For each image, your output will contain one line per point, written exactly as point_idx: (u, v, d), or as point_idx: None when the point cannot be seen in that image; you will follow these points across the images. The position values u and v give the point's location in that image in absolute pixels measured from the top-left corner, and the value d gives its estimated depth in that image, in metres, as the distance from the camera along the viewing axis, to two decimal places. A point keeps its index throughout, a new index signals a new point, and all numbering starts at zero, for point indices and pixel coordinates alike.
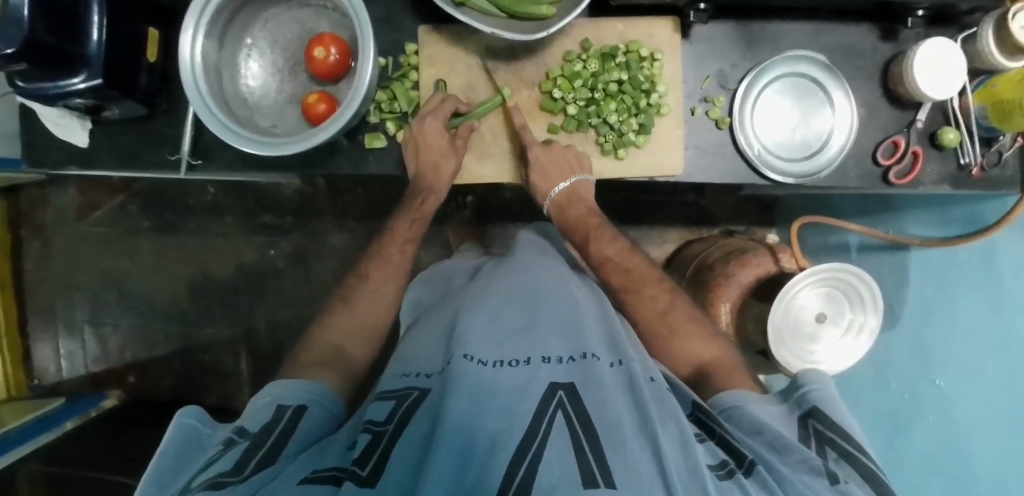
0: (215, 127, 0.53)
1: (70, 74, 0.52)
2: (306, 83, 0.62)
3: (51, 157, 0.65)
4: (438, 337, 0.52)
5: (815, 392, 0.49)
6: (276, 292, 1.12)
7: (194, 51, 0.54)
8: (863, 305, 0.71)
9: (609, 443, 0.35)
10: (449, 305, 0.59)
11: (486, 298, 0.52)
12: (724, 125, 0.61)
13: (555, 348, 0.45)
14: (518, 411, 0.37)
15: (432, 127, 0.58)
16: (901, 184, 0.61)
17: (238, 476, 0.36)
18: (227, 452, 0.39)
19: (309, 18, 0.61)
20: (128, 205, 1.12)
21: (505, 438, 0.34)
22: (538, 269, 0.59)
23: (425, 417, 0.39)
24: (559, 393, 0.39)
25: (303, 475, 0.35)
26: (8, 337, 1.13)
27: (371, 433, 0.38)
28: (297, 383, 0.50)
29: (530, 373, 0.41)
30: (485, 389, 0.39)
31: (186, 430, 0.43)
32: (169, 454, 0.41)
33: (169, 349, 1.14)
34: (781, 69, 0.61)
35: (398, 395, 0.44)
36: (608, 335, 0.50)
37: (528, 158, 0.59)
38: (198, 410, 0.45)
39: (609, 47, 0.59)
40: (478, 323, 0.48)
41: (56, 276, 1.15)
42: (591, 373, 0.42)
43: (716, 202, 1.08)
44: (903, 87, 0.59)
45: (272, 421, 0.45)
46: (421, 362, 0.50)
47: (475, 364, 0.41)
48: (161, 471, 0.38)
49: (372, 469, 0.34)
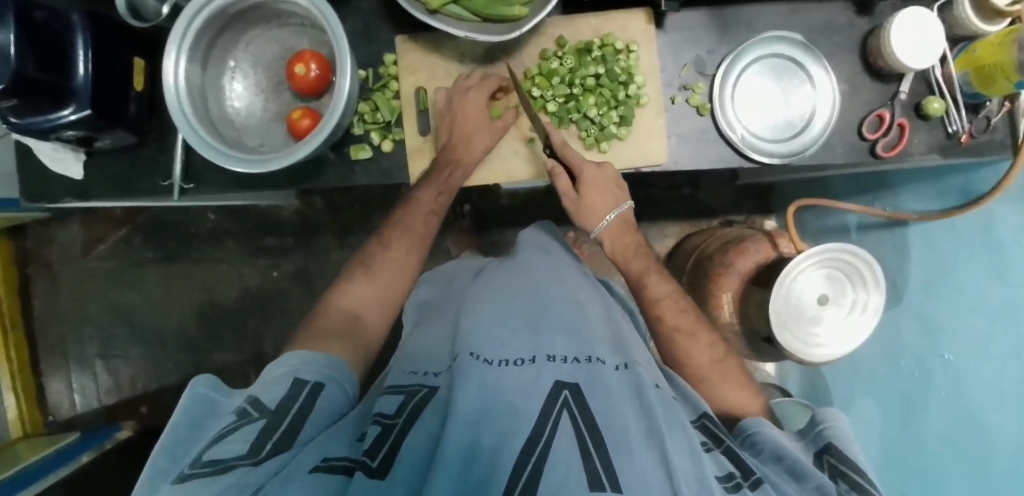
0: (205, 150, 0.54)
1: (60, 106, 0.54)
2: (290, 101, 0.63)
3: (49, 191, 0.67)
4: (443, 337, 0.53)
5: (831, 429, 0.48)
6: (282, 313, 1.13)
7: (178, 77, 0.55)
8: (865, 285, 0.70)
9: (615, 447, 0.35)
10: (453, 306, 0.59)
11: (489, 299, 0.53)
12: (705, 111, 0.60)
13: (561, 347, 0.45)
14: (525, 409, 0.37)
15: (473, 102, 0.59)
16: (889, 156, 0.61)
17: (252, 459, 0.36)
18: (242, 427, 0.40)
19: (289, 37, 0.63)
20: (132, 238, 1.14)
21: (511, 438, 0.34)
22: (540, 268, 0.59)
23: (434, 416, 0.39)
24: (564, 393, 0.39)
25: (315, 463, 0.36)
26: (22, 374, 1.14)
27: (381, 425, 0.38)
28: (316, 356, 0.50)
29: (537, 371, 0.42)
30: (492, 388, 0.39)
31: (199, 399, 0.44)
32: (183, 422, 0.41)
33: (179, 376, 1.15)
34: (758, 51, 0.61)
35: (407, 391, 0.44)
36: (614, 338, 0.50)
37: (581, 175, 0.58)
38: (211, 378, 0.46)
39: (584, 43, 0.59)
40: (483, 323, 0.48)
41: (66, 311, 1.17)
42: (597, 377, 0.42)
43: (714, 194, 1.08)
44: (883, 61, 0.59)
45: (288, 397, 0.45)
46: (428, 361, 0.50)
47: (480, 362, 0.42)
48: (172, 443, 0.39)
49: (382, 461, 0.34)
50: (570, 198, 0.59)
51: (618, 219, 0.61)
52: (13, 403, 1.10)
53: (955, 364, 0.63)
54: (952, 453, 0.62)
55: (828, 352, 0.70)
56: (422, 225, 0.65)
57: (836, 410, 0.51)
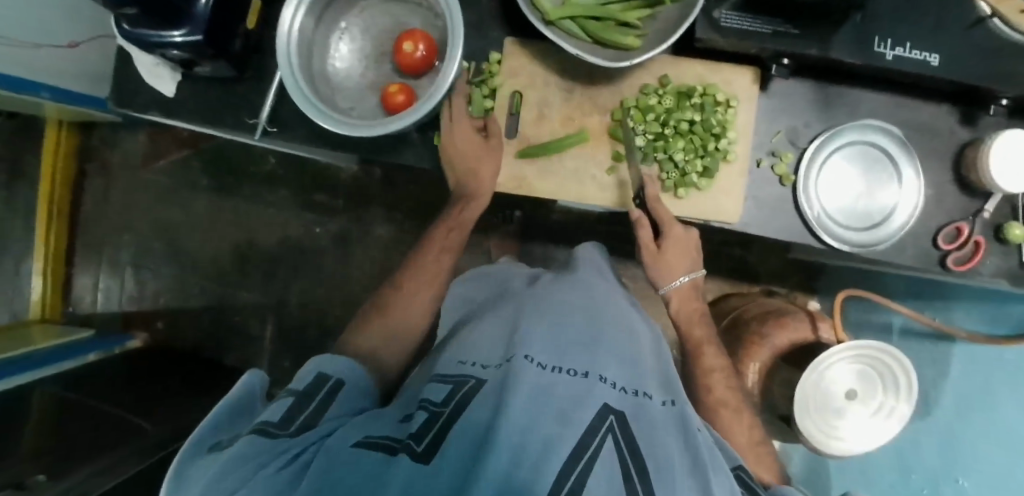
0: (300, 101, 0.55)
1: (173, 27, 0.56)
2: (389, 73, 0.64)
3: (138, 99, 0.69)
4: (495, 333, 0.52)
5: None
6: (313, 269, 1.15)
7: (292, 25, 0.56)
8: (896, 390, 0.70)
9: (659, 480, 0.35)
10: (506, 304, 0.59)
11: (547, 305, 0.52)
12: (788, 181, 0.60)
13: (612, 371, 0.44)
14: (574, 420, 0.36)
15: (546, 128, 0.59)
16: (958, 270, 0.60)
17: (283, 430, 0.38)
18: (274, 405, 0.41)
19: (403, 14, 0.64)
20: (190, 161, 1.17)
21: (558, 444, 0.33)
22: (598, 289, 0.59)
23: (481, 408, 0.38)
24: (610, 417, 0.38)
25: (356, 439, 0.36)
26: (55, 262, 1.17)
27: (430, 413, 0.39)
28: (340, 357, 0.51)
29: (588, 386, 0.40)
30: (545, 393, 0.38)
31: (242, 391, 0.45)
32: (224, 406, 0.43)
33: (200, 303, 1.17)
34: (855, 135, 0.60)
35: (455, 381, 0.44)
36: (661, 374, 0.50)
37: (667, 233, 0.59)
38: (258, 374, 0.48)
39: (686, 87, 0.60)
40: (540, 328, 0.47)
41: (110, 213, 1.20)
42: (644, 410, 0.42)
43: (762, 261, 1.07)
44: (975, 175, 0.58)
45: (313, 385, 0.46)
46: (478, 352, 0.49)
47: (534, 366, 0.41)
48: (213, 425, 0.40)
49: (427, 446, 0.34)
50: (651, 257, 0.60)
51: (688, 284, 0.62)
52: (38, 288, 1.16)
53: None
54: None
55: (849, 448, 0.69)
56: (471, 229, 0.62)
57: None
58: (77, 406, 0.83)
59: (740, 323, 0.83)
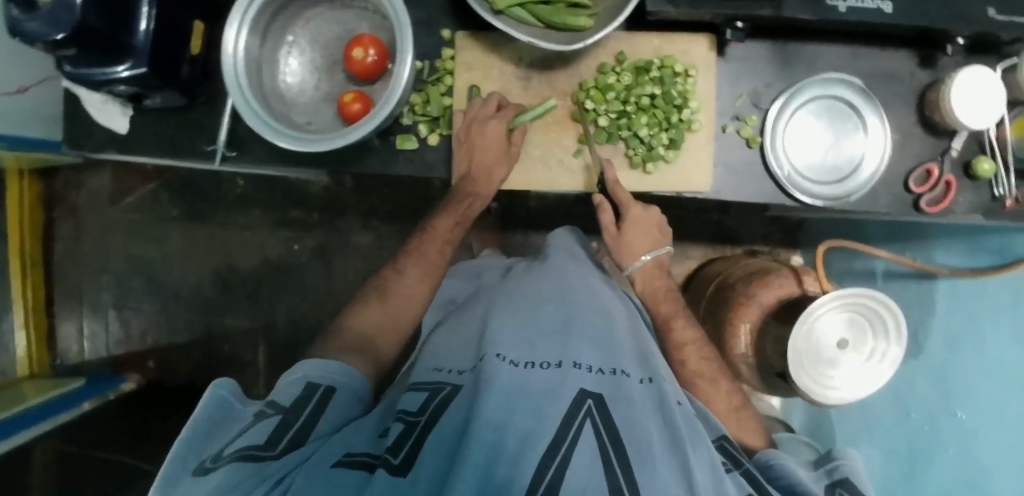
0: (254, 122, 0.54)
1: (116, 62, 0.54)
2: (342, 83, 0.63)
3: (92, 140, 0.67)
4: (469, 335, 0.53)
5: (845, 466, 0.49)
6: (297, 287, 1.14)
7: (237, 46, 0.55)
8: (887, 334, 0.70)
9: (637, 459, 0.35)
10: (480, 302, 0.60)
11: (517, 300, 0.53)
12: (754, 144, 0.60)
13: (587, 355, 0.45)
14: (548, 413, 0.37)
15: (494, 132, 0.58)
16: (932, 212, 0.60)
17: (271, 451, 0.38)
18: (259, 423, 0.42)
19: (350, 20, 0.63)
20: (159, 193, 1.16)
21: (535, 439, 0.34)
22: (571, 273, 0.59)
23: (455, 413, 0.38)
24: (588, 401, 0.38)
25: (337, 458, 0.36)
26: (36, 314, 1.15)
27: (405, 422, 0.39)
28: (331, 362, 0.52)
29: (562, 376, 0.41)
30: (517, 389, 0.38)
31: (218, 401, 0.44)
32: (201, 421, 0.42)
33: (189, 336, 1.16)
34: (817, 90, 0.60)
35: (431, 389, 0.44)
36: (639, 351, 0.51)
37: (626, 214, 0.60)
38: (231, 382, 0.47)
39: (643, 61, 0.59)
40: (510, 325, 0.48)
41: (85, 257, 1.18)
42: (621, 389, 0.42)
43: (741, 222, 1.08)
44: (939, 115, 0.59)
45: (302, 397, 0.46)
46: (451, 359, 0.50)
47: (506, 364, 0.41)
48: (189, 441, 0.39)
49: (404, 458, 0.35)
50: (613, 237, 0.62)
51: (655, 263, 0.64)
52: (22, 344, 1.12)
53: None
54: None
55: (846, 395, 0.69)
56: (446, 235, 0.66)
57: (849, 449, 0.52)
58: (75, 458, 0.81)
59: (727, 287, 0.85)
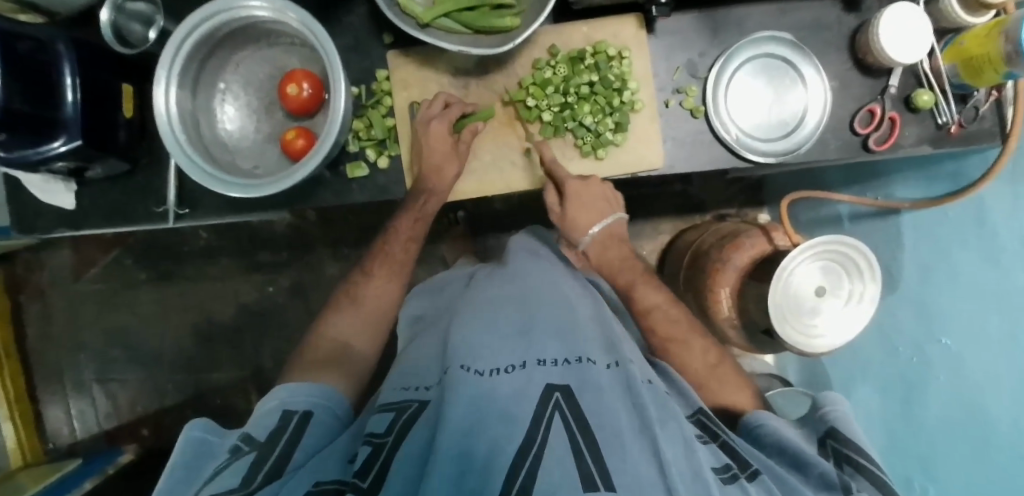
0: (199, 177, 0.53)
1: (49, 139, 0.53)
2: (282, 121, 0.63)
3: (40, 221, 0.66)
4: (437, 352, 0.56)
5: (832, 414, 0.52)
6: (279, 328, 1.13)
7: (168, 104, 0.54)
8: (862, 275, 0.69)
9: (608, 446, 0.37)
10: (445, 319, 0.63)
11: (481, 309, 0.56)
12: (699, 114, 0.61)
13: (551, 351, 0.48)
14: (517, 416, 0.40)
15: (438, 132, 0.58)
16: (882, 150, 0.62)
17: (246, 489, 0.39)
18: (235, 462, 0.42)
19: (279, 57, 0.62)
20: (124, 259, 1.14)
21: (504, 445, 0.36)
22: (530, 275, 0.64)
23: (422, 430, 0.42)
24: (556, 395, 0.42)
25: (307, 488, 0.39)
26: (19, 402, 1.13)
27: (372, 445, 0.42)
28: (303, 385, 0.53)
29: (528, 375, 0.44)
30: (483, 396, 0.42)
31: (195, 441, 0.47)
32: (180, 465, 0.44)
33: (179, 397, 1.14)
34: (750, 51, 0.61)
35: (399, 408, 0.48)
36: (604, 338, 0.53)
37: (565, 190, 0.60)
38: (204, 421, 0.49)
39: (577, 50, 0.60)
40: (475, 334, 0.51)
41: (60, 336, 1.16)
42: (587, 377, 0.45)
43: (705, 188, 1.09)
44: (871, 56, 0.60)
45: (278, 427, 0.47)
46: (419, 376, 0.53)
47: (472, 374, 0.45)
48: (169, 486, 0.42)
49: (372, 480, 0.38)
50: (561, 216, 0.64)
51: (607, 232, 0.66)
52: (10, 433, 1.09)
53: (954, 348, 0.64)
54: (951, 434, 0.64)
55: (829, 343, 0.69)
56: (402, 251, 0.68)
57: (836, 395, 0.55)
58: None
59: (703, 254, 0.87)
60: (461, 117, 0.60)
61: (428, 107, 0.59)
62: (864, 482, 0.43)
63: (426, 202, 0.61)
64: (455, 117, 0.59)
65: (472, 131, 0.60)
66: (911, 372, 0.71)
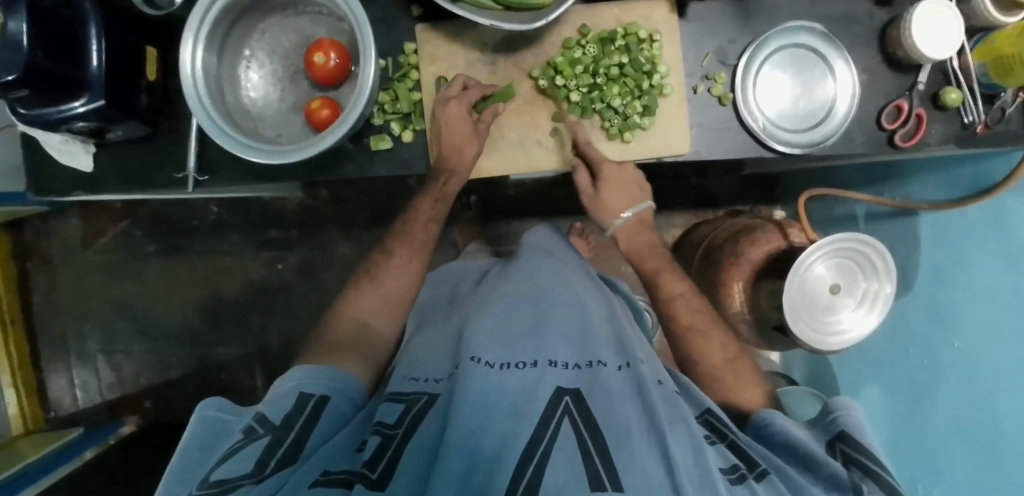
0: (208, 125, 0.52)
1: (71, 98, 0.52)
2: (308, 90, 0.62)
3: (58, 184, 0.65)
4: (450, 345, 0.57)
5: (843, 417, 0.50)
6: (287, 305, 1.12)
7: (194, 64, 0.53)
8: (876, 273, 0.69)
9: (615, 446, 0.38)
10: (460, 311, 0.64)
11: (494, 304, 0.57)
12: (727, 101, 0.60)
13: (562, 354, 0.50)
14: (527, 415, 0.40)
15: (457, 112, 0.58)
16: (907, 146, 0.61)
17: (256, 477, 0.39)
18: (249, 445, 0.42)
19: (306, 26, 0.62)
20: (133, 231, 1.13)
21: (512, 440, 0.37)
22: (543, 272, 0.65)
23: (433, 424, 0.42)
24: (564, 399, 0.43)
25: (316, 477, 0.39)
26: (22, 370, 1.12)
27: (381, 435, 0.42)
28: (320, 368, 0.53)
29: (540, 375, 0.45)
30: (493, 390, 0.42)
31: (208, 421, 0.46)
32: (193, 447, 0.44)
33: (182, 370, 1.14)
34: (780, 41, 0.61)
35: (408, 399, 0.48)
36: (614, 338, 0.55)
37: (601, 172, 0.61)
38: (218, 400, 0.48)
39: (607, 31, 0.59)
40: (488, 328, 0.52)
41: (66, 305, 1.16)
42: (598, 379, 0.46)
43: (718, 184, 1.10)
44: (902, 51, 0.59)
45: (293, 412, 0.47)
46: (428, 370, 0.54)
47: (483, 365, 0.45)
48: (185, 462, 0.43)
49: (381, 472, 0.38)
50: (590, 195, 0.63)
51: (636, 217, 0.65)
52: (13, 399, 1.09)
53: (965, 350, 0.63)
54: (958, 440, 0.64)
55: (847, 337, 0.68)
56: (422, 230, 0.68)
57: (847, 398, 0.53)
58: None
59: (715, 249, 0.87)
60: (479, 99, 0.60)
61: (454, 86, 0.59)
62: (871, 484, 0.43)
63: (446, 182, 0.61)
64: (475, 99, 0.59)
65: (492, 112, 0.60)
66: (920, 373, 0.71)
